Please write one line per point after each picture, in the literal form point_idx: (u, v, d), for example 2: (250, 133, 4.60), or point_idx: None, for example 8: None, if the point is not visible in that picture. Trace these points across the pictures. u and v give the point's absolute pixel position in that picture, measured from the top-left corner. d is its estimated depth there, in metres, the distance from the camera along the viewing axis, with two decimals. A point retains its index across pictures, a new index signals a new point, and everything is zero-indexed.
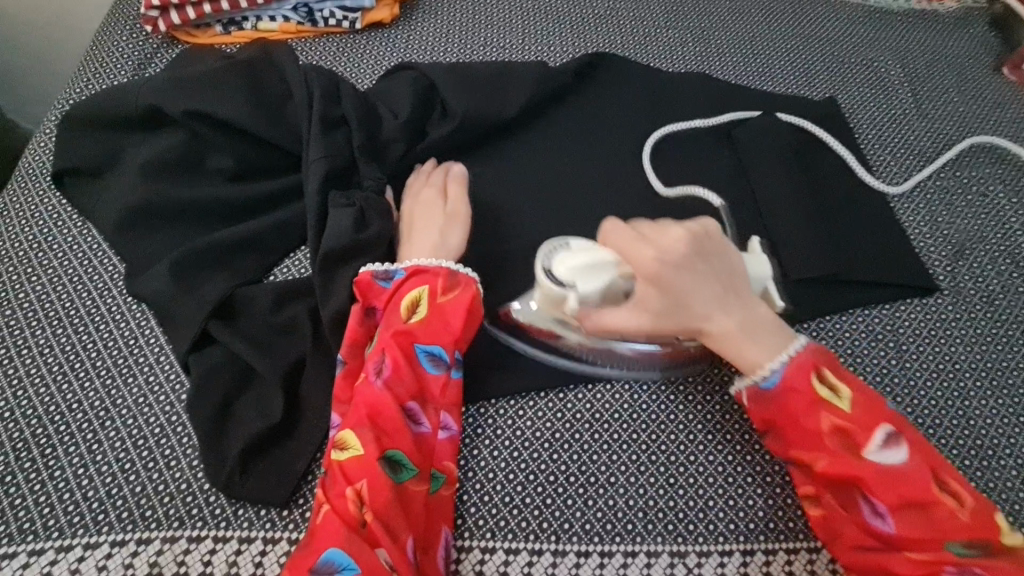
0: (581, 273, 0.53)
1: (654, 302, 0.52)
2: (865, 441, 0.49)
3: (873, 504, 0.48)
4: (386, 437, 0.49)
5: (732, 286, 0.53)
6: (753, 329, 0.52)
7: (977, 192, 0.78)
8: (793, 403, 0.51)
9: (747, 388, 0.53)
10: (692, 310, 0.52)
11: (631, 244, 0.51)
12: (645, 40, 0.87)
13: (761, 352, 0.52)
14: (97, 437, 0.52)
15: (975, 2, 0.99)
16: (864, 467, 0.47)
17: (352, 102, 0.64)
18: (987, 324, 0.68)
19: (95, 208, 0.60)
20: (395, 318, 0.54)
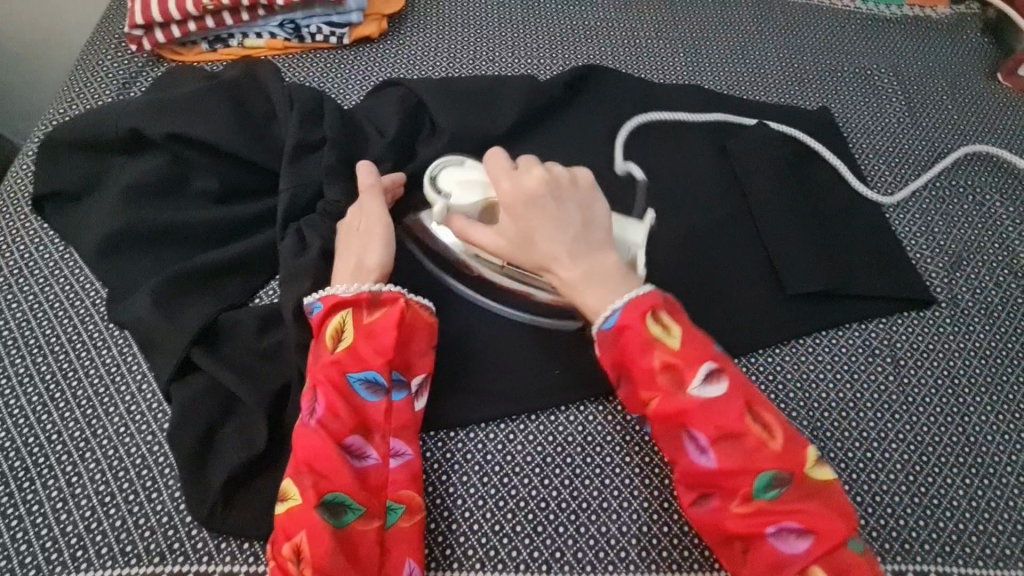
0: (463, 185, 0.57)
1: (507, 230, 0.54)
2: (690, 375, 0.48)
3: (698, 441, 0.48)
4: (324, 480, 0.47)
5: (580, 233, 0.53)
6: (596, 276, 0.52)
7: (972, 202, 0.77)
8: (633, 336, 0.50)
9: (596, 329, 0.51)
10: (537, 246, 0.53)
11: (501, 175, 0.55)
12: (637, 51, 0.87)
13: (591, 296, 0.52)
14: (77, 469, 0.51)
15: (969, 9, 0.98)
16: (688, 403, 0.48)
17: (336, 121, 0.63)
18: (986, 337, 0.67)
19: (77, 234, 0.59)
20: (319, 352, 0.52)
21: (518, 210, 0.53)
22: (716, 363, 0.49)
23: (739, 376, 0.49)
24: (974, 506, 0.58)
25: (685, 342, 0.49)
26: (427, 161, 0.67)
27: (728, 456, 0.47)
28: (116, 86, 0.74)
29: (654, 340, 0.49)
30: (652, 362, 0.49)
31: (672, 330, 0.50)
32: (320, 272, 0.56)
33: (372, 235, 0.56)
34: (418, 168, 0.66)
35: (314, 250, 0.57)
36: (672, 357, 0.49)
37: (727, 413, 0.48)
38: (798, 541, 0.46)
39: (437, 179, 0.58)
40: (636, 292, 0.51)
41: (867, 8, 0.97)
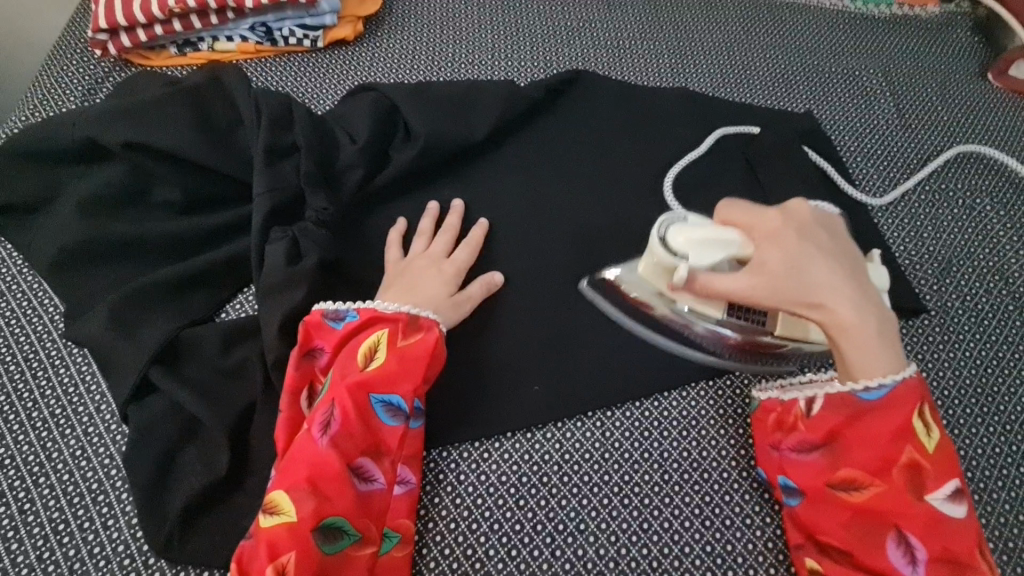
0: (695, 243, 0.49)
1: (772, 264, 0.47)
2: (934, 484, 0.45)
3: (913, 552, 0.44)
4: (324, 500, 0.46)
5: (861, 279, 0.49)
6: (878, 332, 0.47)
7: (962, 205, 0.75)
8: (876, 427, 0.47)
9: (849, 389, 0.48)
10: (807, 281, 0.47)
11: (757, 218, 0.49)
12: (620, 52, 0.85)
13: (857, 354, 0.47)
14: (30, 495, 0.48)
15: (959, 7, 0.97)
16: (921, 507, 0.44)
17: (304, 128, 0.61)
18: (976, 345, 0.65)
19: (33, 248, 0.57)
20: (346, 364, 0.50)
21: (780, 239, 0.48)
22: (960, 484, 0.46)
23: (969, 498, 0.47)
24: None
25: (941, 450, 0.46)
26: (402, 169, 0.65)
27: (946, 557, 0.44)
28: (81, 92, 0.72)
29: (906, 434, 0.46)
30: (896, 454, 0.46)
31: (929, 433, 0.47)
32: (285, 286, 0.54)
33: (428, 276, 0.58)
34: (392, 177, 0.64)
35: (280, 263, 0.55)
36: (919, 457, 0.46)
37: (958, 535, 0.44)
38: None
39: (668, 240, 0.50)
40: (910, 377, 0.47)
41: (856, 7, 0.96)
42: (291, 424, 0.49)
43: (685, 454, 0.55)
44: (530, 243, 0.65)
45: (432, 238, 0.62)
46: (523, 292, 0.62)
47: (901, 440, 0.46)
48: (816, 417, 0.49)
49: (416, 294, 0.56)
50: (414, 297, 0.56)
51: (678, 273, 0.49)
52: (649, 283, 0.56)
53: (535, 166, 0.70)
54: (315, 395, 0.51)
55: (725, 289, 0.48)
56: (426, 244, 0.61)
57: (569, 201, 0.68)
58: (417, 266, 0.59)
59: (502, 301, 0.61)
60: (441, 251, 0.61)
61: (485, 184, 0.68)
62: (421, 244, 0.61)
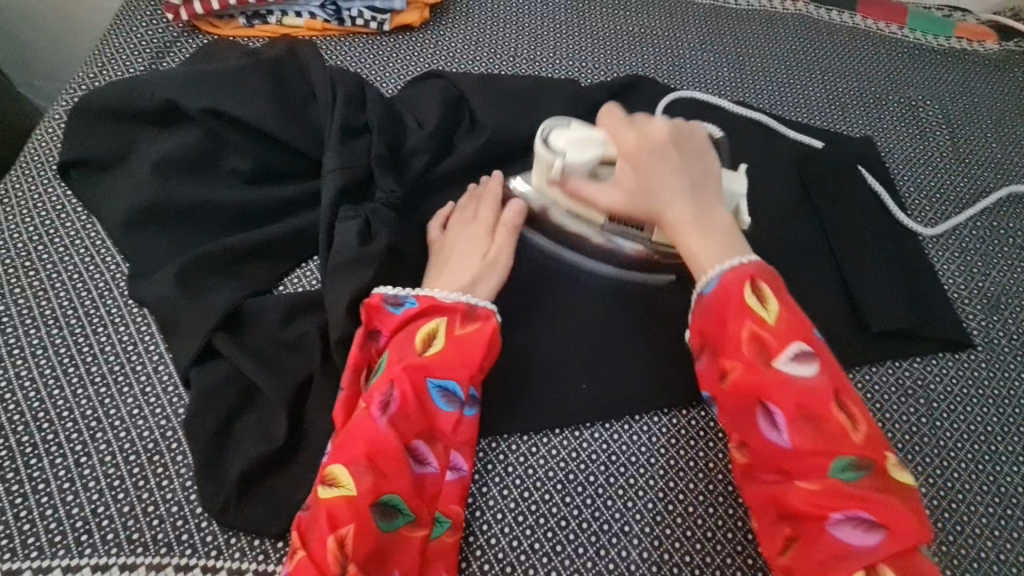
0: (572, 143, 0.57)
1: (626, 177, 0.55)
2: (777, 349, 0.46)
3: (774, 417, 0.46)
4: (381, 477, 0.46)
5: (702, 181, 0.55)
6: (704, 231, 0.52)
7: (1013, 244, 0.75)
8: (720, 299, 0.49)
9: (695, 294, 0.51)
10: (656, 193, 0.54)
11: (621, 128, 0.57)
12: (680, 62, 0.85)
13: (703, 253, 0.52)
14: (86, 449, 0.49)
15: (1017, 46, 0.97)
16: (770, 377, 0.46)
17: (376, 109, 0.61)
18: (1021, 384, 0.65)
19: (101, 205, 0.57)
20: (405, 347, 0.51)
21: (639, 160, 0.55)
22: (809, 346, 0.47)
23: (829, 361, 0.47)
24: (1003, 558, 0.56)
25: (781, 319, 0.47)
26: (465, 158, 0.65)
27: (807, 431, 0.45)
28: (149, 55, 0.73)
29: (748, 310, 0.48)
30: (739, 329, 0.48)
31: (768, 305, 0.48)
32: (350, 264, 0.54)
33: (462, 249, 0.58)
34: (456, 165, 0.64)
35: (348, 241, 0.55)
36: (761, 329, 0.47)
37: (811, 394, 0.45)
38: (864, 536, 0.42)
39: (550, 141, 0.58)
40: (739, 261, 0.50)
41: (915, 37, 0.96)
42: (351, 401, 0.50)
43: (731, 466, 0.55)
44: None
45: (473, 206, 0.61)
46: (577, 290, 0.62)
47: (738, 316, 0.48)
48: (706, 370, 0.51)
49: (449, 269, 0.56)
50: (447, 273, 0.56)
51: (553, 168, 0.57)
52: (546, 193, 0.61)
53: None
54: None
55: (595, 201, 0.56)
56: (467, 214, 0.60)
57: None
58: (453, 238, 0.58)
59: (557, 299, 0.61)
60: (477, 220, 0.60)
61: None
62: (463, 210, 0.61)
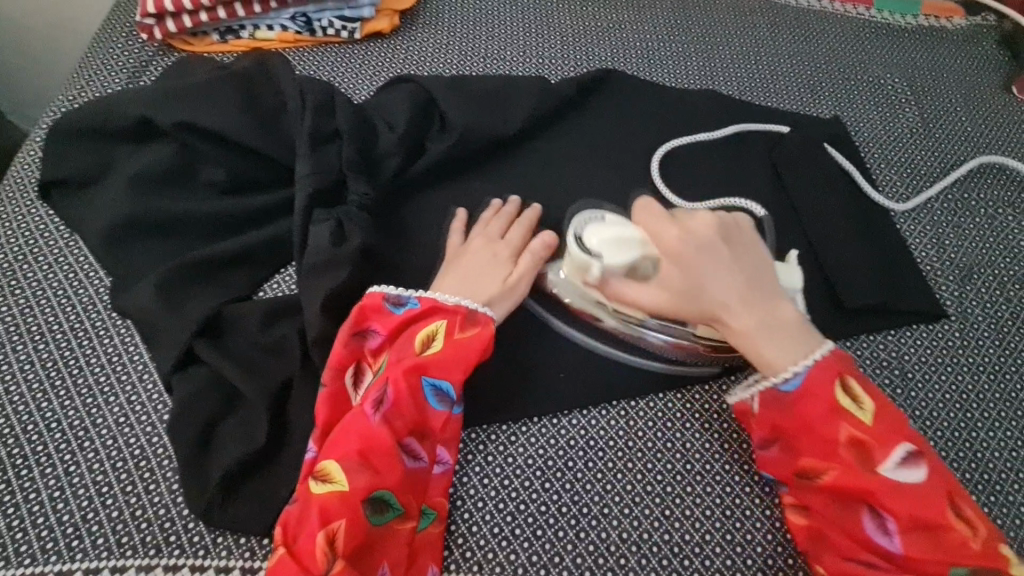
0: (610, 244, 0.54)
1: (673, 278, 0.53)
2: (882, 454, 0.47)
3: (886, 523, 0.47)
4: (374, 474, 0.48)
5: (754, 275, 0.53)
6: (772, 329, 0.51)
7: (984, 215, 0.76)
8: (808, 384, 0.49)
9: (766, 387, 0.51)
10: (709, 292, 0.52)
11: (661, 224, 0.54)
12: (649, 54, 0.86)
13: (772, 351, 0.51)
14: (75, 458, 0.50)
15: (985, 20, 0.98)
16: (872, 480, 0.47)
17: (346, 115, 0.63)
18: (994, 352, 0.66)
19: (82, 222, 0.59)
20: (402, 349, 0.52)
21: (682, 255, 0.53)
22: (914, 445, 0.48)
23: (903, 424, 0.48)
24: None
25: (877, 419, 0.49)
26: (436, 159, 0.66)
27: (866, 479, 0.47)
28: (125, 75, 0.74)
29: (839, 411, 0.49)
30: (823, 406, 0.49)
31: (863, 405, 0.49)
32: (325, 267, 0.56)
33: (483, 264, 0.58)
34: (428, 166, 0.66)
35: (322, 244, 0.57)
36: (860, 433, 0.48)
37: (906, 492, 0.46)
38: (897, 556, 0.46)
39: (583, 238, 0.55)
40: (825, 353, 0.50)
41: (882, 17, 0.97)
42: (334, 397, 0.51)
43: (707, 446, 0.56)
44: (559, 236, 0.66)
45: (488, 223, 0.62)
46: None
47: (832, 416, 0.48)
48: (761, 413, 0.52)
49: (470, 283, 0.56)
50: (468, 285, 0.56)
51: (593, 272, 0.54)
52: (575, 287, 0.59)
53: (565, 160, 0.71)
54: (362, 372, 0.53)
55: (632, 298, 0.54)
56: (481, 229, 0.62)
57: (597, 196, 0.69)
58: (472, 253, 0.59)
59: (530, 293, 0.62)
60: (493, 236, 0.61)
61: (516, 176, 0.69)
62: (495, 228, 0.62)
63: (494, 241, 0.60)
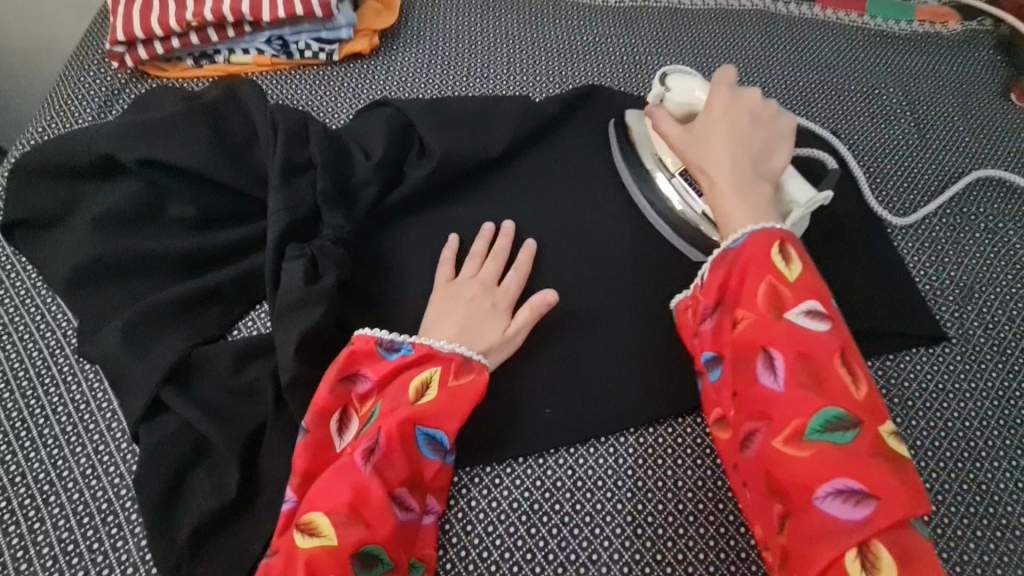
0: (683, 92, 0.63)
1: (701, 139, 0.58)
2: (793, 304, 0.47)
3: (775, 364, 0.46)
4: (365, 527, 0.45)
5: (760, 163, 0.57)
6: (747, 196, 0.54)
7: (984, 230, 0.74)
8: (749, 251, 0.50)
9: (720, 249, 0.52)
10: (717, 152, 0.57)
11: (715, 95, 0.60)
12: (636, 68, 0.84)
13: (739, 215, 0.53)
14: (40, 514, 0.48)
15: (981, 25, 0.95)
16: (777, 327, 0.46)
17: (320, 144, 0.61)
18: (998, 375, 0.64)
19: (48, 263, 0.57)
20: (397, 395, 0.50)
21: (713, 122, 0.58)
22: (824, 308, 0.47)
23: (829, 302, 0.47)
24: (985, 559, 0.55)
25: (801, 279, 0.48)
26: (415, 187, 0.64)
27: (806, 386, 0.44)
28: (97, 104, 0.72)
29: (769, 264, 0.48)
30: (759, 284, 0.48)
31: (792, 264, 0.49)
32: (297, 306, 0.54)
33: (479, 308, 0.57)
34: (406, 194, 0.64)
35: (295, 282, 0.55)
36: (780, 286, 0.48)
37: (817, 348, 0.45)
38: (851, 510, 0.41)
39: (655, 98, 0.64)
40: (764, 225, 0.51)
41: (876, 24, 0.94)
42: (316, 443, 0.49)
43: (700, 484, 0.54)
44: (544, 263, 0.64)
45: (483, 261, 0.61)
46: None
47: (759, 270, 0.48)
48: (706, 287, 0.53)
49: (467, 328, 0.55)
50: (463, 331, 0.55)
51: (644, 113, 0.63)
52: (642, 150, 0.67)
53: (550, 183, 0.69)
54: (347, 418, 0.51)
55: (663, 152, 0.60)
56: (476, 269, 0.60)
57: (583, 220, 0.67)
58: (467, 295, 0.58)
59: None
60: (490, 277, 0.60)
61: (498, 201, 0.67)
62: (491, 269, 0.60)
63: (491, 286, 0.59)
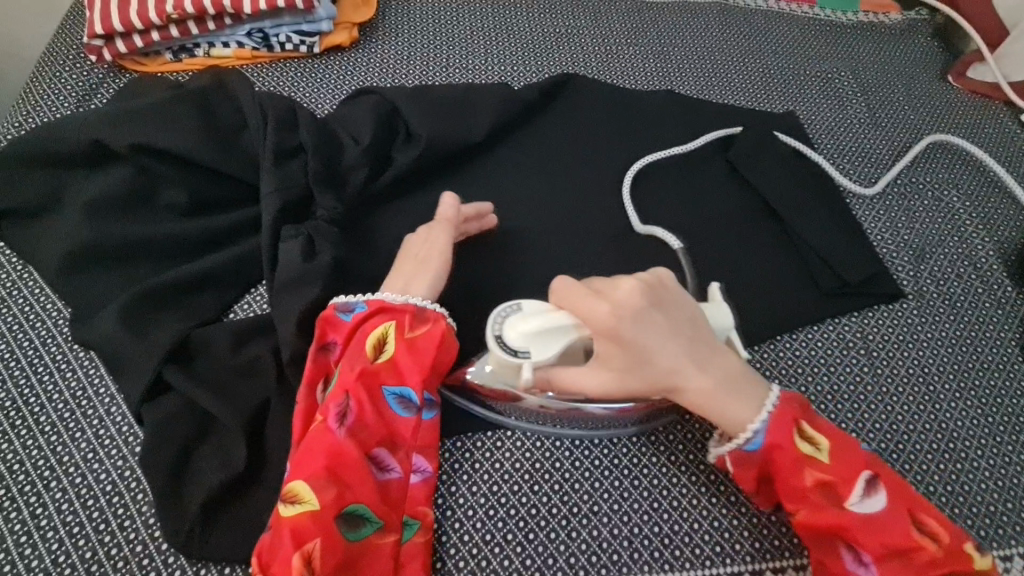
0: (535, 338, 0.50)
1: (615, 358, 0.48)
2: (843, 489, 0.47)
3: (860, 556, 0.46)
4: (344, 486, 0.46)
5: (700, 340, 0.49)
6: (729, 387, 0.49)
7: (932, 197, 0.80)
8: (774, 456, 0.48)
9: (732, 450, 0.49)
10: (654, 367, 0.48)
11: (587, 304, 0.47)
12: (608, 58, 0.88)
13: (735, 410, 0.48)
14: (41, 500, 0.48)
15: (919, 15, 1.03)
16: (843, 519, 0.46)
17: (310, 130, 0.62)
18: (951, 326, 0.69)
19: (36, 254, 0.56)
20: (357, 355, 0.51)
21: (619, 338, 0.46)
22: (866, 471, 0.48)
23: (853, 448, 0.48)
24: (949, 490, 0.60)
25: (834, 455, 0.48)
26: (404, 170, 0.66)
27: (891, 563, 0.45)
28: (74, 98, 0.72)
29: (802, 458, 0.48)
30: (801, 479, 0.47)
31: (816, 442, 0.48)
32: (297, 283, 0.55)
33: (410, 254, 0.58)
34: (395, 176, 0.66)
35: (293, 260, 0.56)
36: (822, 473, 0.47)
37: (884, 526, 0.46)
38: None
39: (504, 338, 0.51)
40: (774, 404, 0.49)
41: (826, 15, 1.01)
42: (303, 415, 0.50)
43: (689, 437, 0.57)
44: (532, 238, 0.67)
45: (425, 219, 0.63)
46: (527, 286, 0.64)
47: (796, 469, 0.47)
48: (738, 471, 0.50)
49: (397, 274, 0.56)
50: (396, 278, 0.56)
51: (523, 375, 0.50)
52: (502, 378, 0.53)
53: (533, 165, 0.72)
54: (328, 387, 0.52)
55: (578, 386, 0.50)
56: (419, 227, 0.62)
57: (567, 199, 0.70)
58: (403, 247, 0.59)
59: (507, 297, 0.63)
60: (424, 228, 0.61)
61: (484, 183, 0.70)
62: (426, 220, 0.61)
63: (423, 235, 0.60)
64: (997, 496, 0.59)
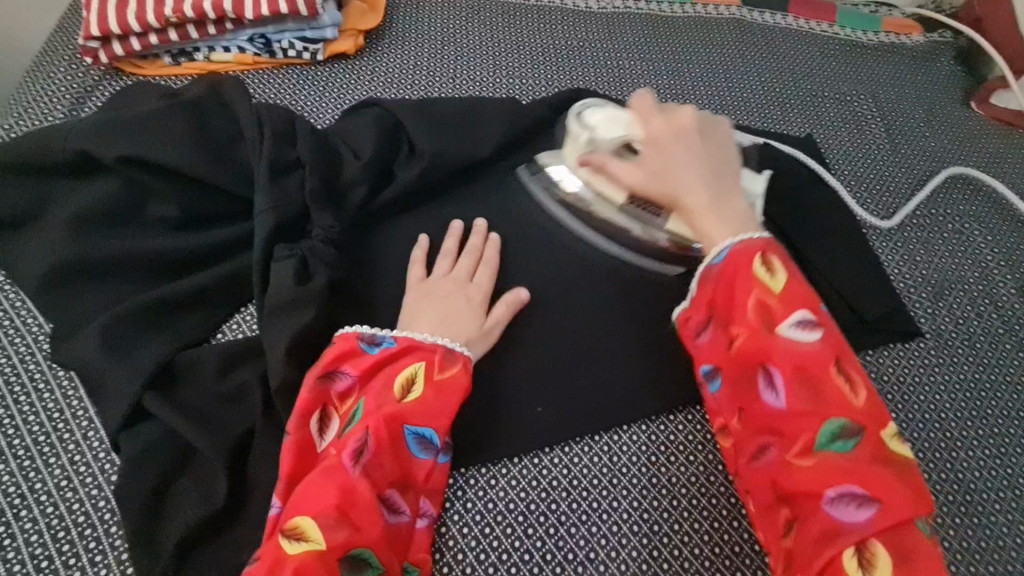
0: (608, 121, 0.59)
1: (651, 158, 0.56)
2: (783, 317, 0.47)
3: (774, 378, 0.46)
4: (355, 530, 0.43)
5: (721, 179, 0.55)
6: (721, 211, 0.53)
7: (952, 231, 0.77)
8: (729, 269, 0.49)
9: (705, 264, 0.52)
10: (676, 178, 0.55)
11: (650, 116, 0.58)
12: (620, 73, 0.86)
13: (719, 230, 0.52)
14: (10, 529, 0.46)
15: (942, 37, 1.00)
16: (774, 346, 0.46)
17: (308, 144, 0.60)
18: (970, 369, 0.66)
19: (19, 267, 0.54)
20: (381, 392, 0.49)
21: (661, 143, 0.56)
22: (816, 318, 0.47)
23: (810, 295, 0.48)
24: (964, 545, 0.57)
25: (787, 289, 0.48)
26: (405, 187, 0.63)
27: (805, 400, 0.45)
28: (68, 100, 0.70)
29: (753, 279, 0.49)
30: (747, 300, 0.48)
31: (776, 276, 0.49)
32: (287, 307, 0.52)
33: (456, 302, 0.56)
34: (396, 194, 0.63)
35: (284, 282, 0.53)
36: (767, 298, 0.48)
37: (812, 357, 0.46)
38: (856, 513, 0.42)
39: (583, 115, 0.61)
40: (749, 236, 0.50)
41: (846, 34, 0.98)
42: (300, 447, 0.47)
43: (692, 479, 0.55)
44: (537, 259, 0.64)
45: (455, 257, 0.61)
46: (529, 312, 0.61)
47: (746, 286, 0.48)
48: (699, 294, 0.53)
49: (445, 321, 0.54)
50: (443, 325, 0.54)
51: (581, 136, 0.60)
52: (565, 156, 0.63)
53: None
54: (327, 418, 0.49)
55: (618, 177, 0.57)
56: (449, 265, 0.60)
57: None
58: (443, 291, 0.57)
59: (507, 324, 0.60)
60: (463, 273, 0.59)
61: (488, 201, 0.67)
62: (465, 264, 0.60)
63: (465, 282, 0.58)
64: (1014, 555, 0.57)
